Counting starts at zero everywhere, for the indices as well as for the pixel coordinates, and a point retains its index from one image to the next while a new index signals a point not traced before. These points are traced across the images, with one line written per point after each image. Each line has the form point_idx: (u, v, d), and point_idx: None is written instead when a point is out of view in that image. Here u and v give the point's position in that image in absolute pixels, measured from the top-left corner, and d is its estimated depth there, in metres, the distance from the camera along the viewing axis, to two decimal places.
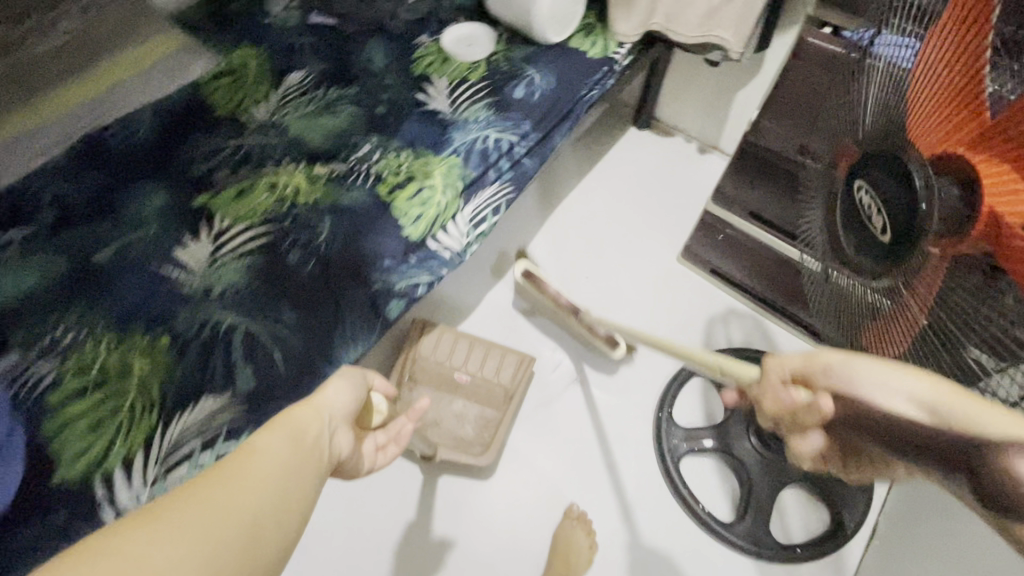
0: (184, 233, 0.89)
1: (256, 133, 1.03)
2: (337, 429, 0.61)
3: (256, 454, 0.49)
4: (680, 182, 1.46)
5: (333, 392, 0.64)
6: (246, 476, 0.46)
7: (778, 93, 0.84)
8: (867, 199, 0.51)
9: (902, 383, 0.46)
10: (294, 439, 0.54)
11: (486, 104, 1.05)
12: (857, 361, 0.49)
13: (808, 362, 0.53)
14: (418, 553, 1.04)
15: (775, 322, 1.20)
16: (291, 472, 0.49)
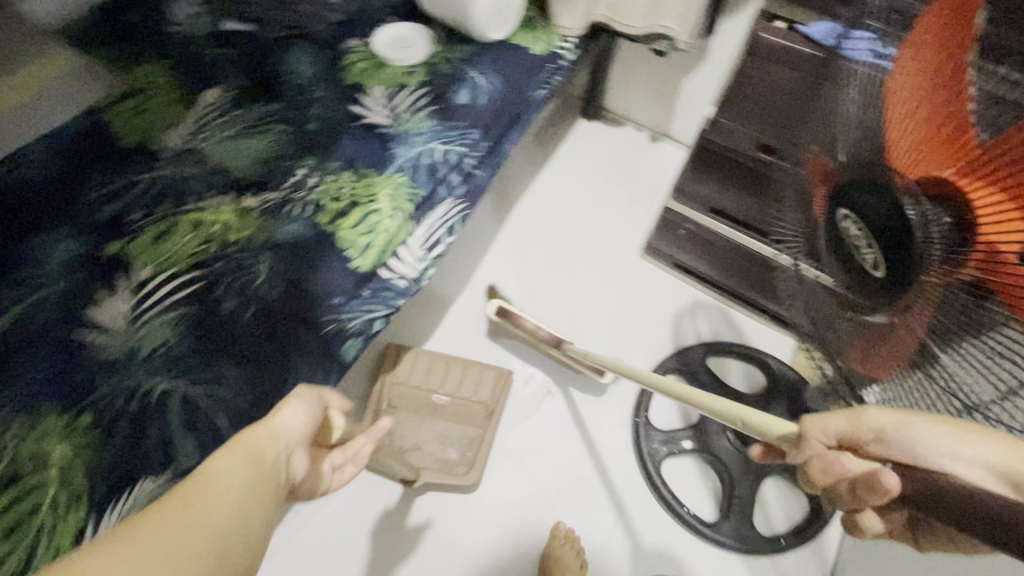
0: (98, 289, 0.78)
1: (172, 164, 0.92)
2: (295, 453, 0.55)
3: (213, 481, 0.43)
4: (636, 174, 1.42)
5: (292, 410, 0.57)
6: (204, 507, 0.41)
7: (733, 89, 0.82)
8: (853, 230, 0.50)
9: (973, 453, 0.41)
10: (253, 461, 0.48)
11: (429, 113, 0.98)
12: (915, 423, 0.44)
13: (860, 424, 0.47)
14: (396, 537, 1.03)
15: (741, 311, 1.21)
16: (252, 498, 0.44)
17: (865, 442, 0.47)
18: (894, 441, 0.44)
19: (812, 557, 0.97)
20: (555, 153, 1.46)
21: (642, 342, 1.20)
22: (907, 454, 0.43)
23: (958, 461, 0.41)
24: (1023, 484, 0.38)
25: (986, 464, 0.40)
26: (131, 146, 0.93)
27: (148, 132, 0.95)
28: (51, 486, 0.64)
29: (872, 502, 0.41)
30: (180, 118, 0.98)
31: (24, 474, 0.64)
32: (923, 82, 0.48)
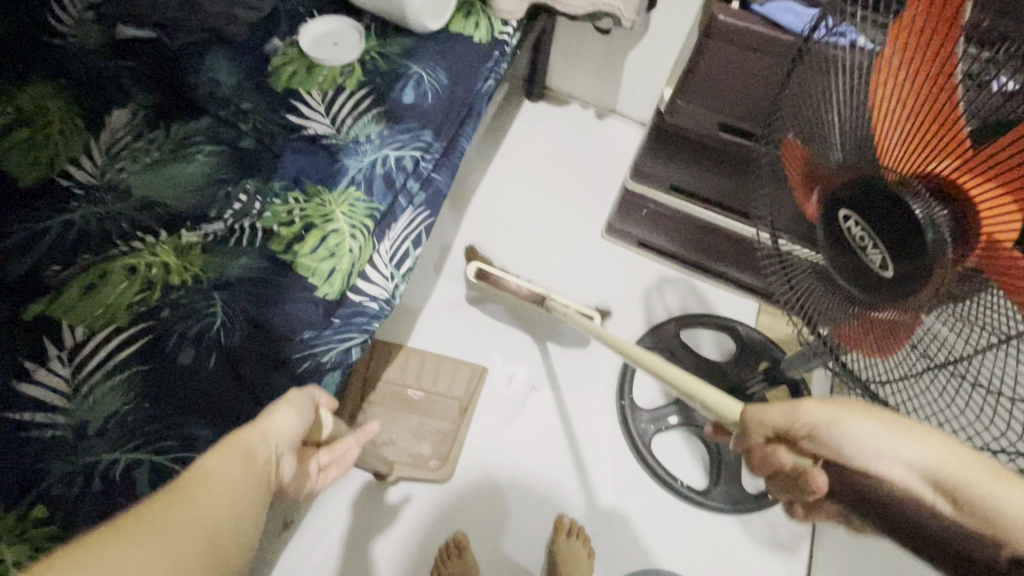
0: (24, 360, 0.68)
1: (88, 204, 0.81)
2: (284, 457, 0.56)
3: (211, 477, 0.46)
4: (589, 154, 1.41)
5: (281, 416, 0.58)
6: (201, 499, 0.43)
7: (690, 72, 0.81)
8: (857, 231, 0.49)
9: (902, 450, 0.36)
10: (245, 460, 0.50)
11: (374, 117, 0.91)
12: (846, 418, 0.39)
13: (790, 416, 0.43)
14: (371, 514, 1.02)
15: (704, 280, 1.25)
16: (242, 494, 0.47)
17: (799, 437, 0.42)
18: (828, 440, 0.39)
19: None
20: (503, 139, 1.42)
21: (616, 322, 1.20)
22: (835, 457, 0.39)
23: (882, 459, 0.37)
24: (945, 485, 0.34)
25: (912, 465, 0.35)
26: (32, 187, 0.81)
27: (50, 168, 0.83)
28: None
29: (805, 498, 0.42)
30: (87, 147, 0.86)
31: None
32: (908, 73, 0.46)
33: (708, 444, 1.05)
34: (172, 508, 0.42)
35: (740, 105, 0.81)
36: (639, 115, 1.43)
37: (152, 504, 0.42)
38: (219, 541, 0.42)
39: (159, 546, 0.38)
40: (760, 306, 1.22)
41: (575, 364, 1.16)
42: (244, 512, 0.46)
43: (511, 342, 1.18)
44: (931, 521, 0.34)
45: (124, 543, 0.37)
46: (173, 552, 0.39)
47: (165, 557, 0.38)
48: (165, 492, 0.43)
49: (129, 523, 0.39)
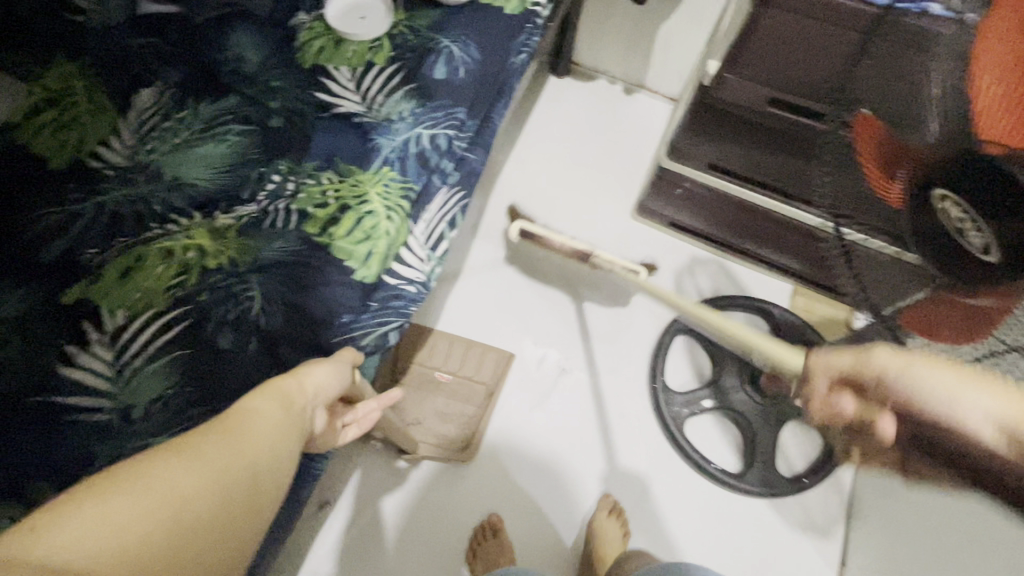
0: (66, 344, 0.68)
1: (119, 185, 0.80)
2: (316, 410, 0.57)
3: (258, 415, 0.49)
4: (618, 130, 1.37)
5: (321, 372, 0.59)
6: (247, 434, 0.46)
7: (744, 45, 0.77)
8: (955, 212, 0.48)
9: (978, 400, 0.39)
10: (285, 405, 0.52)
11: (406, 94, 0.88)
12: (917, 368, 0.44)
13: (853, 362, 0.49)
14: (390, 480, 1.03)
15: (738, 261, 1.22)
16: (283, 435, 0.49)
17: (869, 383, 0.49)
18: (896, 386, 0.46)
19: (832, 488, 1.03)
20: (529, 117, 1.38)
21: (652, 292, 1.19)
22: (905, 399, 0.45)
23: (958, 408, 0.40)
24: (1023, 436, 0.36)
25: (997, 423, 0.38)
26: (63, 168, 0.80)
27: (81, 149, 0.82)
28: None
29: (874, 445, 0.50)
30: (115, 128, 0.84)
31: None
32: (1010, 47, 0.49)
33: (744, 428, 1.04)
34: (224, 439, 0.44)
35: (792, 79, 0.78)
36: (669, 90, 1.39)
37: (202, 433, 0.45)
38: (263, 475, 0.45)
39: (213, 473, 0.41)
40: (795, 288, 1.20)
41: (609, 333, 1.15)
42: (287, 449, 0.49)
43: (541, 324, 1.16)
44: (990, 461, 0.38)
45: (179, 461, 0.40)
46: (224, 481, 0.41)
47: (217, 483, 0.41)
48: (216, 423, 0.46)
49: (185, 447, 0.42)
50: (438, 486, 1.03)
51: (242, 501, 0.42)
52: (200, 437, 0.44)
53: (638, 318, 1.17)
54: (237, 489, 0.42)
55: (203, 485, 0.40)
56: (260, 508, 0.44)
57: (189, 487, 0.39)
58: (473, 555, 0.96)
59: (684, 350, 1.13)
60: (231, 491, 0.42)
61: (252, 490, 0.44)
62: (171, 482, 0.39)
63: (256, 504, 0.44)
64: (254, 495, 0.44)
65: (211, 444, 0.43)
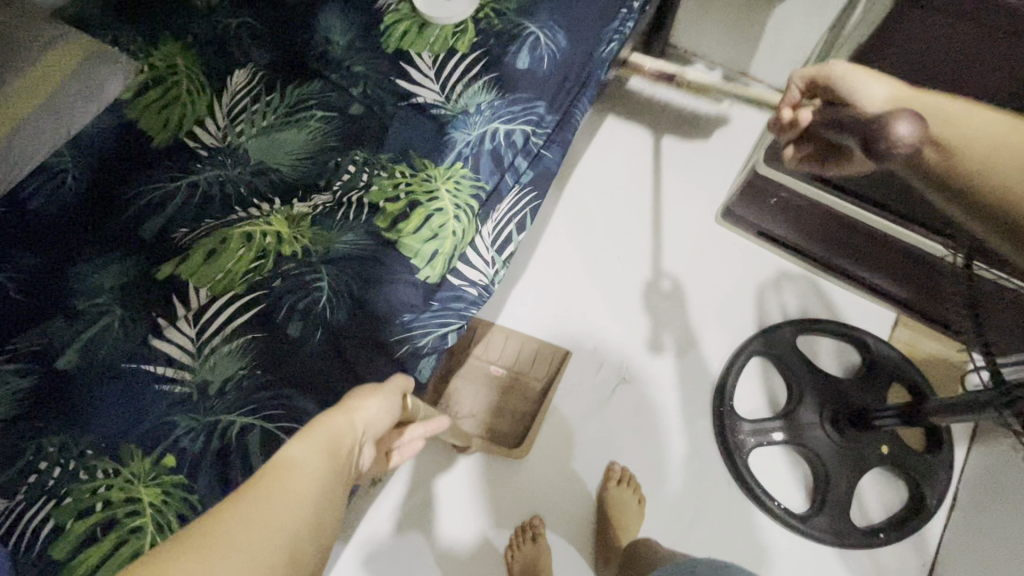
0: (159, 318, 0.74)
1: (210, 167, 0.84)
2: (365, 444, 0.56)
3: (294, 473, 0.45)
4: (712, 122, 1.25)
5: (370, 406, 0.58)
6: (285, 503, 0.42)
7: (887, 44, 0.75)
8: None
9: (867, 85, 0.63)
10: (332, 451, 0.50)
11: (486, 83, 0.85)
12: (855, 73, 0.64)
13: (821, 71, 0.69)
14: (436, 468, 1.03)
15: (834, 280, 1.10)
16: (324, 491, 0.46)
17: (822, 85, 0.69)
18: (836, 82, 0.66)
19: (913, 548, 0.93)
20: (615, 102, 1.28)
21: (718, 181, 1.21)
22: (842, 90, 0.65)
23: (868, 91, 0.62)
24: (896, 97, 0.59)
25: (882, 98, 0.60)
26: (164, 147, 0.85)
27: (180, 129, 0.86)
28: (148, 533, 0.63)
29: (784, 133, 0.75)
30: (210, 109, 0.88)
31: (119, 521, 0.63)
32: None
33: (817, 469, 0.95)
34: (259, 513, 0.40)
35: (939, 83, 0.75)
36: (776, 81, 1.25)
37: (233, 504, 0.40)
38: (302, 548, 0.41)
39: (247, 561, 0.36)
40: (898, 317, 1.06)
41: (672, 295, 1.13)
42: (326, 513, 0.45)
43: (605, 329, 1.11)
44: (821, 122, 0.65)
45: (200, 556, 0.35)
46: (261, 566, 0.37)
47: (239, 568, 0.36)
48: (246, 491, 0.42)
49: (208, 532, 0.37)
50: (483, 481, 1.02)
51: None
52: (229, 515, 0.39)
53: (710, 334, 1.09)
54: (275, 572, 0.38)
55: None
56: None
57: None
58: (512, 556, 0.95)
59: (758, 373, 1.05)
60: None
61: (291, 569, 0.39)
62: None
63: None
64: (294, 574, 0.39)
65: (241, 522, 0.39)
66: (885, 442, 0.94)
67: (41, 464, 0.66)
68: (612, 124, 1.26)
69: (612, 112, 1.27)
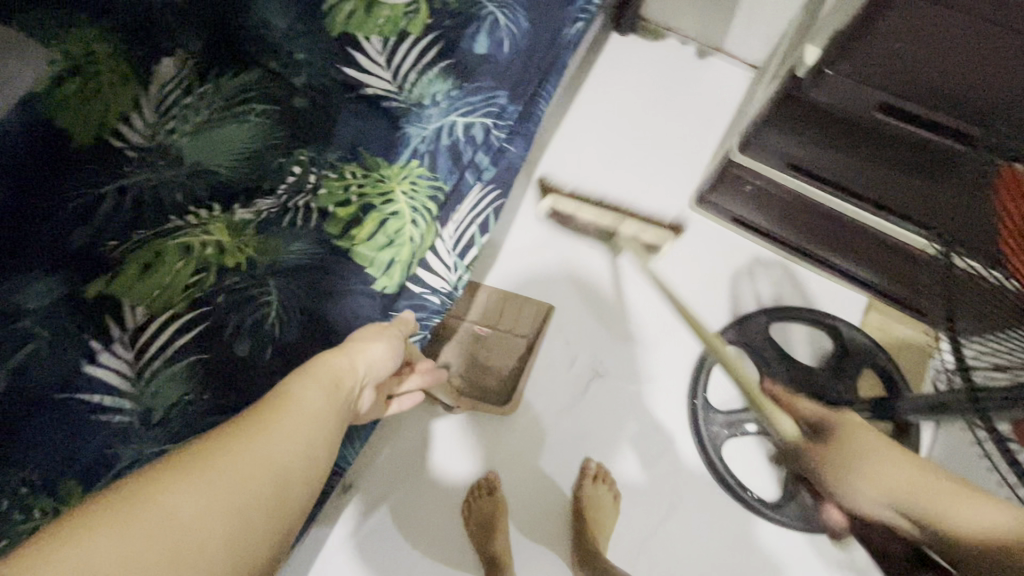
0: (91, 340, 0.66)
1: (139, 169, 0.76)
2: (366, 388, 0.59)
3: (289, 409, 0.48)
4: (685, 101, 1.20)
5: (374, 350, 0.59)
6: (275, 438, 0.44)
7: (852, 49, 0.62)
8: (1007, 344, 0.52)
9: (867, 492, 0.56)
10: (330, 392, 0.52)
11: (442, 71, 0.79)
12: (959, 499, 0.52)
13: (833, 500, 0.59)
14: (407, 471, 0.99)
15: (808, 268, 1.08)
16: (321, 426, 0.49)
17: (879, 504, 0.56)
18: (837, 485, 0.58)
19: None
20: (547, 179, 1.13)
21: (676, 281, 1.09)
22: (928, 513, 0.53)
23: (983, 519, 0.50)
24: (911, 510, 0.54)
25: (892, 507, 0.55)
26: (84, 148, 0.75)
27: (102, 127, 0.76)
28: None
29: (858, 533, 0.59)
30: (137, 102, 0.79)
31: None
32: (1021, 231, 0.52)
33: (788, 458, 0.95)
34: (246, 446, 0.43)
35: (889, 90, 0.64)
36: (752, 56, 1.19)
37: (232, 432, 0.43)
38: (289, 481, 0.44)
39: (225, 490, 0.39)
40: (871, 302, 1.06)
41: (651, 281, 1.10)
42: (319, 448, 0.48)
43: (580, 322, 1.07)
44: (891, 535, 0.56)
45: (189, 482, 0.38)
46: (240, 496, 0.40)
47: (224, 496, 0.39)
48: (241, 424, 0.44)
49: (196, 457, 0.40)
50: (456, 482, 0.99)
51: (260, 514, 0.40)
52: (219, 444, 0.42)
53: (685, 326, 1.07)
54: (253, 504, 0.40)
55: (214, 506, 0.38)
56: (285, 517, 0.43)
57: (202, 511, 0.37)
58: (467, 510, 0.95)
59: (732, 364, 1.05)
60: (246, 508, 0.40)
61: (273, 500, 0.42)
62: (180, 504, 0.37)
63: (279, 517, 0.42)
64: (277, 503, 0.42)
65: (228, 453, 0.41)
66: None
67: None
68: (583, 100, 1.21)
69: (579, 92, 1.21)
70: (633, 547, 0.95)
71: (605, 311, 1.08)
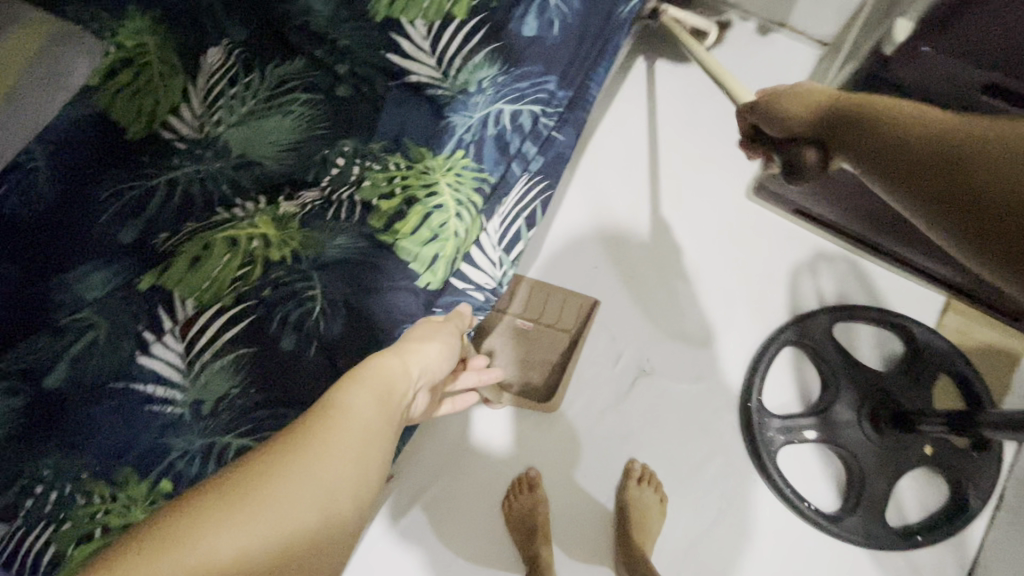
0: (144, 332, 0.67)
1: (189, 161, 0.76)
2: (419, 391, 0.57)
3: (338, 421, 0.45)
4: (744, 81, 1.12)
5: (423, 354, 0.57)
6: (323, 455, 0.42)
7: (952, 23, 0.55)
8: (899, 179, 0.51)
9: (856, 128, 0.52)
10: (380, 399, 0.49)
11: (489, 57, 0.77)
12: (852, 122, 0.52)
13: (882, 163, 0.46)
14: (449, 463, 0.98)
15: (877, 262, 1.00)
16: (372, 437, 0.46)
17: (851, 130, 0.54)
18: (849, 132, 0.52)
19: (949, 550, 0.88)
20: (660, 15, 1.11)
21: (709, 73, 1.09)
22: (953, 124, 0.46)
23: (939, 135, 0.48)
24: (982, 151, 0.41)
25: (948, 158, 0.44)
26: (139, 139, 0.76)
27: (153, 120, 0.77)
28: None
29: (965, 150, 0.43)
30: (185, 94, 0.79)
31: None
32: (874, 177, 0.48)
33: (852, 470, 0.89)
34: (292, 467, 0.40)
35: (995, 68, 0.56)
36: (820, 32, 1.10)
37: (280, 450, 0.42)
38: (337, 502, 0.41)
39: (267, 519, 0.37)
40: (949, 301, 0.97)
41: (702, 276, 1.04)
42: (371, 463, 0.45)
43: (627, 319, 1.03)
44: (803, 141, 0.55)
45: (233, 513, 0.37)
46: (287, 519, 0.38)
47: (268, 524, 0.37)
48: (289, 439, 0.43)
49: (243, 482, 0.39)
50: (496, 477, 0.97)
51: (305, 541, 0.38)
52: (263, 465, 0.40)
53: (740, 322, 1.01)
54: (300, 530, 0.38)
55: (255, 537, 0.36)
56: (334, 542, 0.41)
57: (245, 543, 0.36)
58: (508, 507, 0.93)
59: (791, 366, 0.98)
60: (291, 537, 0.38)
61: (320, 524, 0.40)
62: (222, 536, 0.35)
63: (327, 543, 0.40)
64: (326, 528, 0.40)
65: (273, 474, 0.40)
66: (928, 443, 0.88)
67: (36, 488, 0.60)
68: (635, 81, 1.14)
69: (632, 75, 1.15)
70: (679, 553, 0.92)
71: (653, 306, 1.03)
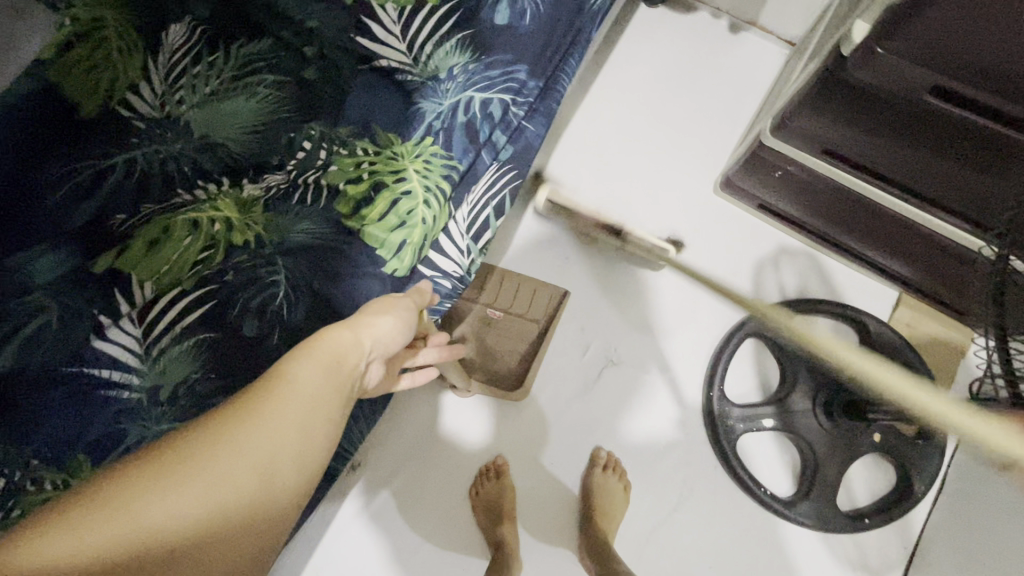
0: (99, 316, 0.64)
1: (147, 141, 0.73)
2: (374, 363, 0.56)
3: (282, 392, 0.45)
4: (714, 78, 1.14)
5: (378, 325, 0.56)
6: (263, 423, 0.42)
7: (904, 29, 0.57)
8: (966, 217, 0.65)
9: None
10: (330, 370, 0.49)
11: (458, 44, 0.78)
12: None
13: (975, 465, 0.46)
14: (416, 450, 0.98)
15: (834, 257, 1.04)
16: (318, 407, 0.46)
17: None
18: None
19: (895, 532, 0.93)
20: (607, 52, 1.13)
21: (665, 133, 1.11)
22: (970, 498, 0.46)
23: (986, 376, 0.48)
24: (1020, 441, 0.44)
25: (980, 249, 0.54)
26: (94, 117, 0.72)
27: (111, 95, 0.73)
28: None
29: None
30: (146, 69, 0.75)
31: None
32: None
33: (806, 455, 0.93)
34: (229, 434, 0.41)
35: (939, 74, 0.59)
36: (788, 32, 1.13)
37: (219, 419, 0.42)
38: (276, 470, 0.42)
39: (199, 482, 0.38)
40: (901, 296, 1.02)
41: (667, 268, 1.06)
42: (314, 433, 0.45)
43: (596, 307, 1.04)
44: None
45: (164, 482, 0.37)
46: (221, 487, 0.38)
47: (201, 493, 0.38)
48: (228, 409, 0.42)
49: (176, 451, 0.39)
50: (462, 464, 0.98)
51: (240, 506, 0.39)
52: (199, 432, 0.40)
53: (703, 315, 1.03)
54: (234, 498, 0.39)
55: (183, 501, 0.37)
56: (271, 505, 0.41)
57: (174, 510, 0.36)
58: (474, 493, 0.95)
59: (751, 355, 1.02)
60: (223, 503, 0.38)
61: (256, 489, 0.40)
62: (150, 504, 0.36)
63: (263, 506, 0.41)
64: (263, 494, 0.41)
65: (207, 442, 0.40)
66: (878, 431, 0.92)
67: None
68: (607, 75, 1.15)
69: (605, 68, 1.16)
70: (640, 538, 0.94)
71: (620, 298, 1.05)
